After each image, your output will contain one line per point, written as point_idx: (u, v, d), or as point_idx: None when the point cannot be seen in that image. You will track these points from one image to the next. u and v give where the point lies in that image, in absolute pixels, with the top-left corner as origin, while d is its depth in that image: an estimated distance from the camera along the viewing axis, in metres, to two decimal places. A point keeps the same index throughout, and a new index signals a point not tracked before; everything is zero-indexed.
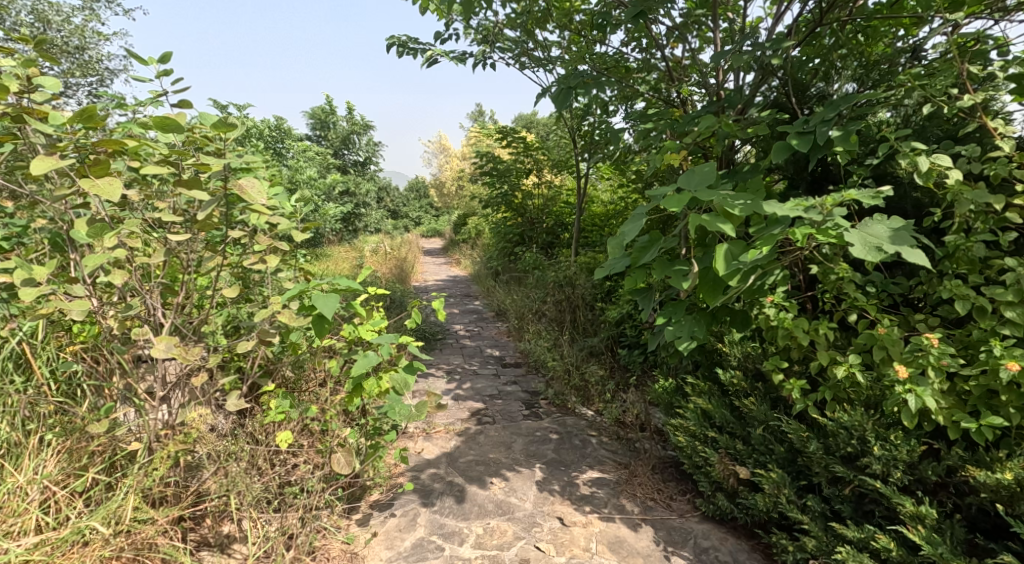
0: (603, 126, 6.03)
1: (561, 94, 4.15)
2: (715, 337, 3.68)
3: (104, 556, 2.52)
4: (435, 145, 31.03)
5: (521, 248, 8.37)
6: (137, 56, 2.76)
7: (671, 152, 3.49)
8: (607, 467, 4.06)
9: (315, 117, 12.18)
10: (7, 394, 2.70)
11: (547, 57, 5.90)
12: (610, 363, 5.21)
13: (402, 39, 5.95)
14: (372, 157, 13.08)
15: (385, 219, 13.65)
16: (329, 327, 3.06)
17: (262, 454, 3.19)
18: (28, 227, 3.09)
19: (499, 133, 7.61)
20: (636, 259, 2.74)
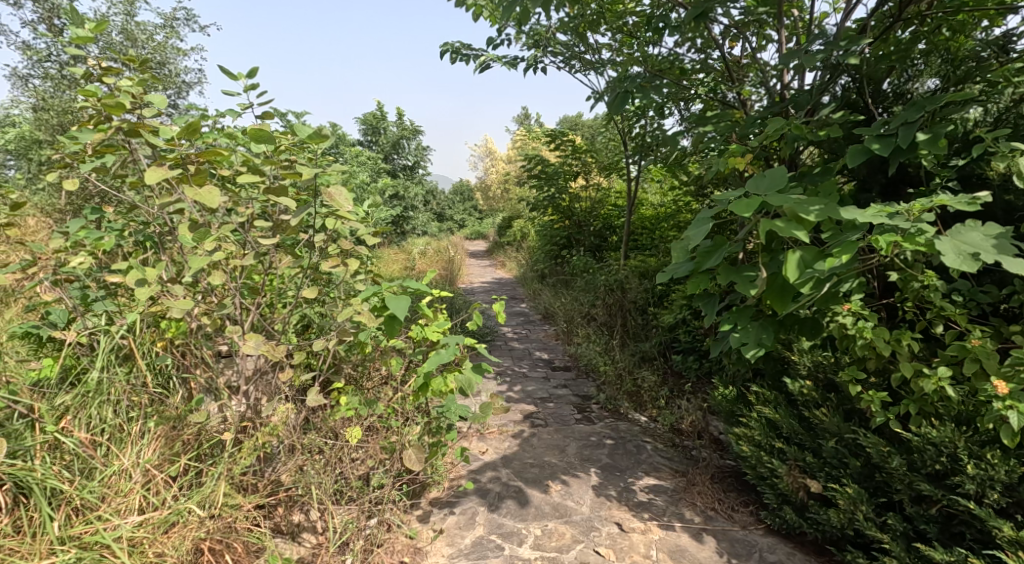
0: (657, 128, 5.93)
1: (619, 97, 4.08)
2: (782, 345, 3.57)
3: (200, 537, 2.66)
4: (484, 147, 31.24)
5: (568, 251, 8.33)
6: (229, 71, 2.93)
7: (736, 155, 3.41)
8: (664, 474, 4.02)
9: (367, 122, 12.33)
10: (111, 382, 2.84)
11: (600, 60, 5.90)
12: (663, 368, 5.14)
13: (455, 46, 6.08)
14: (420, 160, 13.19)
15: (431, 222, 13.83)
16: (400, 329, 3.15)
17: (332, 448, 3.31)
18: (123, 231, 3.34)
19: (548, 136, 7.60)
20: (700, 264, 2.68)
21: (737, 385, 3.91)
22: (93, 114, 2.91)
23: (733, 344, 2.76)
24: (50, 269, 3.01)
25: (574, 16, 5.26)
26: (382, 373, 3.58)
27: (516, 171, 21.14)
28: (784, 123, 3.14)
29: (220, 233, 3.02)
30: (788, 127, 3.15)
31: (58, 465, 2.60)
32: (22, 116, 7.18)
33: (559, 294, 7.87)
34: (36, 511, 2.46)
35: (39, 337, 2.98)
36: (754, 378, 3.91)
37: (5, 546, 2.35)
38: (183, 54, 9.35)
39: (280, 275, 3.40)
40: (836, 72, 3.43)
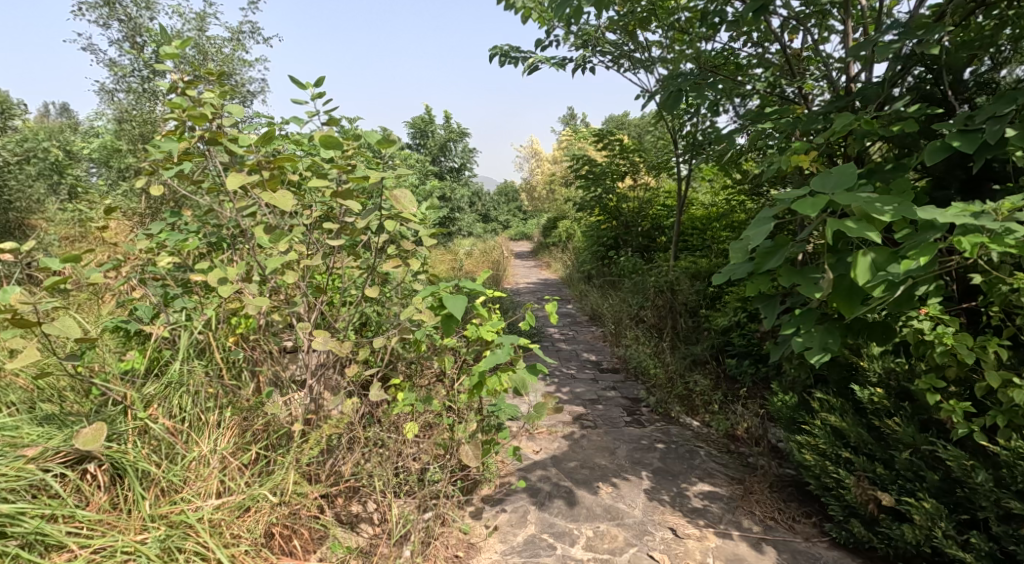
0: (709, 127, 5.82)
1: (673, 97, 4.02)
2: (851, 350, 3.47)
3: (271, 522, 2.80)
4: (529, 148, 31.32)
5: (614, 252, 8.27)
6: (298, 80, 3.07)
7: (800, 152, 3.32)
8: (719, 481, 3.97)
9: (415, 126, 12.51)
10: (193, 374, 3.02)
11: (649, 58, 5.86)
12: (716, 372, 5.05)
13: (504, 49, 6.14)
14: (467, 162, 13.29)
15: (476, 223, 13.95)
16: (457, 326, 3.14)
17: (390, 444, 3.40)
18: (198, 232, 3.54)
19: (595, 135, 7.57)
20: (760, 264, 2.64)
21: (798, 390, 3.82)
22: (175, 125, 3.08)
23: (795, 349, 2.70)
24: (135, 269, 3.24)
25: (624, 15, 5.23)
26: (435, 371, 3.66)
27: (563, 171, 21.07)
28: (853, 119, 3.04)
29: (293, 234, 3.17)
30: (856, 123, 3.04)
31: (148, 449, 2.78)
32: (103, 127, 7.62)
33: (606, 294, 7.82)
34: (130, 490, 2.60)
35: (127, 331, 3.20)
36: (816, 384, 3.82)
37: (105, 520, 2.49)
38: (248, 65, 9.73)
39: (343, 275, 3.52)
40: (911, 63, 3.31)
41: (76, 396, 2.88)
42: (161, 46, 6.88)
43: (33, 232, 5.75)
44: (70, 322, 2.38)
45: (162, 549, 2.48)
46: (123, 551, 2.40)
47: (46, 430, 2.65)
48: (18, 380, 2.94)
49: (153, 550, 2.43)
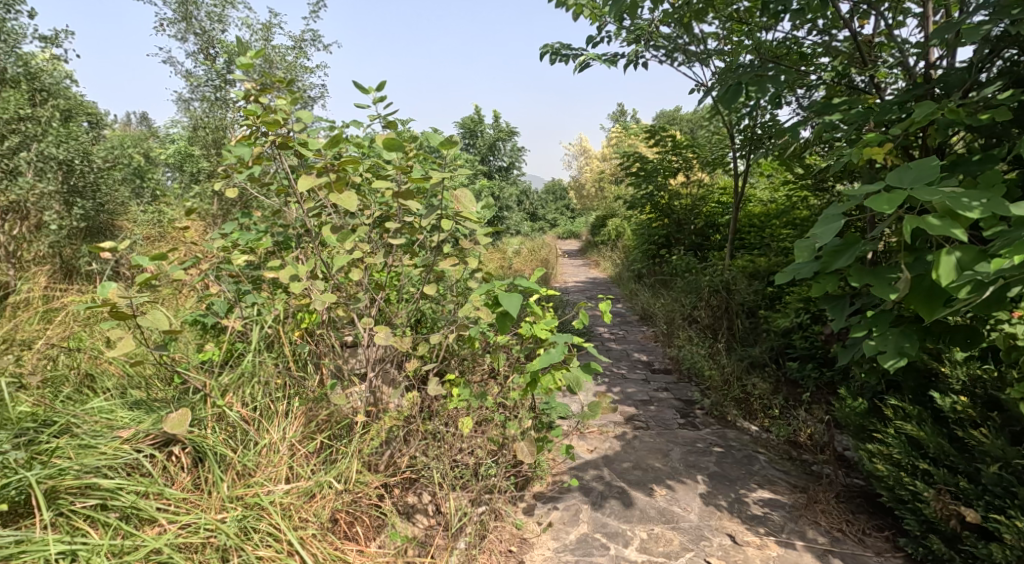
0: (770, 120, 5.67)
1: (731, 90, 3.91)
2: (931, 355, 3.35)
3: (336, 507, 2.93)
4: (579, 147, 31.22)
5: (666, 251, 8.19)
6: (361, 85, 3.20)
7: (872, 145, 3.23)
8: (781, 488, 3.91)
9: (465, 126, 12.65)
10: (264, 365, 3.23)
11: (705, 51, 5.79)
12: (776, 375, 4.95)
13: (555, 47, 6.18)
14: (516, 161, 13.35)
15: (524, 222, 14.01)
16: (512, 324, 3.19)
17: (449, 439, 3.48)
18: (266, 232, 3.73)
19: (647, 131, 7.49)
20: (827, 263, 2.60)
21: (868, 396, 3.72)
22: (248, 130, 3.29)
23: (868, 352, 2.64)
24: (212, 265, 3.43)
25: (679, 8, 5.17)
26: (487, 368, 3.75)
27: (611, 168, 20.86)
28: (935, 107, 2.94)
29: (358, 233, 3.28)
30: (939, 112, 2.94)
31: (225, 434, 2.96)
32: (179, 134, 8.05)
33: (658, 294, 7.74)
34: (210, 473, 2.77)
35: (205, 324, 3.49)
36: (889, 391, 3.70)
37: (189, 499, 2.64)
38: (309, 71, 10.08)
39: (402, 273, 3.63)
40: (1000, 47, 3.15)
41: (162, 383, 3.12)
42: (232, 55, 7.21)
43: (120, 232, 6.14)
44: (159, 315, 2.59)
45: (239, 528, 2.61)
46: (205, 527, 2.53)
47: (137, 415, 2.87)
48: (112, 368, 3.18)
49: (231, 528, 2.56)
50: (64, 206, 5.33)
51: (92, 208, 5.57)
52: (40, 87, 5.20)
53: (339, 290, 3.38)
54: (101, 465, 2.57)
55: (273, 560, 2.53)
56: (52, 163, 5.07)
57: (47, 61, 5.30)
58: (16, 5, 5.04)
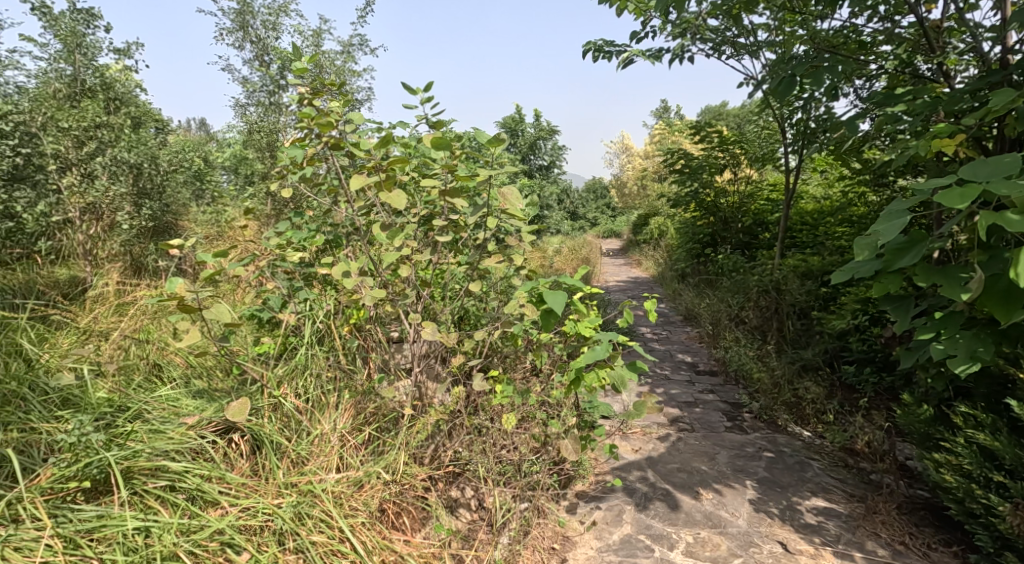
0: (824, 113, 5.50)
1: (784, 83, 3.82)
2: (1005, 360, 3.19)
3: (385, 497, 3.02)
4: (621, 144, 30.96)
5: (711, 250, 8.06)
6: (409, 86, 3.27)
7: (942, 137, 3.11)
8: (836, 497, 3.81)
9: (506, 125, 12.70)
10: (316, 358, 3.39)
11: (755, 42, 5.68)
12: (830, 379, 4.82)
13: (598, 44, 6.16)
14: (556, 159, 13.35)
15: (564, 221, 14.00)
16: (555, 321, 3.21)
17: (494, 436, 3.53)
18: (317, 231, 3.85)
19: (692, 127, 7.38)
20: (890, 262, 2.51)
21: (933, 403, 3.57)
22: (302, 132, 3.41)
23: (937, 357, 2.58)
24: (269, 262, 3.55)
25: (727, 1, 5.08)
26: (529, 367, 3.78)
27: (654, 165, 20.61)
28: (1014, 96, 2.76)
29: (407, 232, 3.35)
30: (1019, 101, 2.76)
31: (281, 423, 3.09)
32: (234, 138, 8.35)
33: (702, 294, 7.64)
34: (267, 460, 2.91)
35: (261, 319, 3.62)
36: (958, 398, 3.54)
37: (248, 484, 2.75)
38: (356, 75, 10.30)
39: (448, 271, 3.69)
40: None
41: (221, 374, 3.32)
42: (285, 60, 7.44)
43: (179, 232, 6.42)
44: (222, 308, 2.73)
45: (295, 514, 2.69)
46: (263, 511, 2.64)
47: (201, 403, 3.04)
48: (177, 359, 3.36)
49: (288, 513, 2.65)
50: (134, 206, 5.55)
51: (157, 209, 5.82)
52: (115, 97, 5.51)
53: (388, 287, 3.46)
54: (169, 448, 2.71)
55: (326, 545, 2.61)
56: (123, 166, 5.32)
57: (120, 72, 5.58)
58: (95, 21, 5.38)
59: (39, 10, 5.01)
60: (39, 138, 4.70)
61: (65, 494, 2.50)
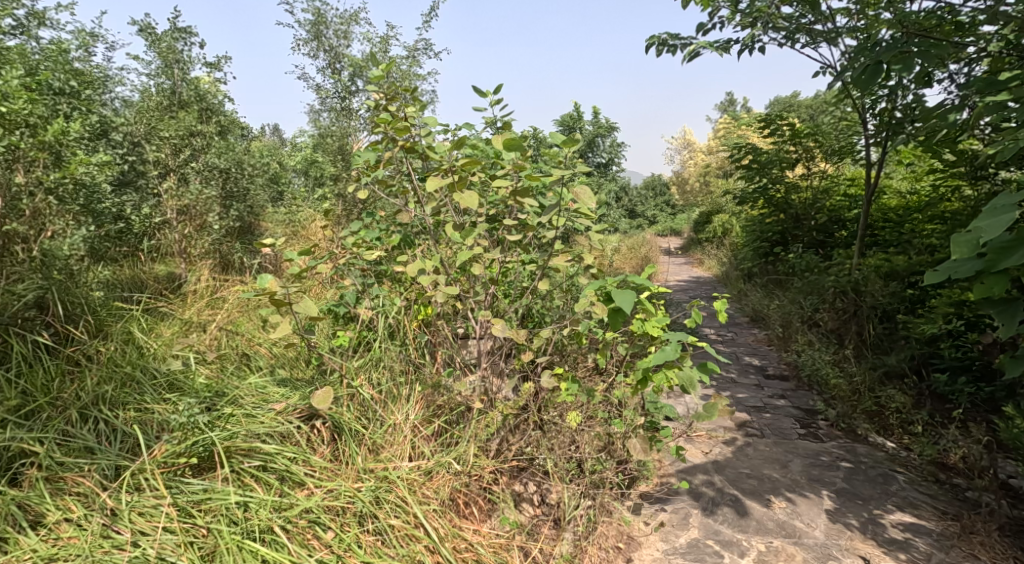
0: (913, 100, 5.24)
1: (869, 71, 3.64)
2: None
3: (454, 488, 3.12)
4: (683, 140, 30.38)
5: (780, 249, 7.80)
6: (479, 89, 3.36)
7: None
8: (925, 513, 3.65)
9: (565, 123, 12.66)
10: (388, 351, 3.55)
11: (833, 29, 5.50)
12: (917, 388, 4.60)
13: (662, 38, 6.11)
14: (616, 157, 13.25)
15: (622, 219, 13.85)
16: (623, 322, 3.21)
17: (559, 433, 3.55)
18: (388, 231, 3.98)
19: (764, 121, 7.17)
20: (993, 263, 2.34)
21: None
22: (378, 135, 3.54)
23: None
24: (344, 260, 3.71)
25: None
26: (592, 365, 3.78)
27: (718, 161, 20.09)
28: None
29: (479, 231, 3.42)
30: None
31: (359, 412, 3.24)
32: (305, 142, 8.71)
33: (772, 295, 7.40)
34: (346, 447, 3.06)
35: (337, 313, 3.79)
36: None
37: (331, 468, 2.92)
38: (420, 78, 10.54)
39: (516, 270, 3.74)
40: None
41: (302, 366, 3.51)
42: (356, 67, 7.73)
43: (256, 232, 6.75)
44: (309, 301, 2.93)
45: (373, 498, 2.84)
46: (345, 494, 2.79)
47: (286, 391, 3.24)
48: (263, 350, 3.58)
49: (367, 497, 2.80)
50: (222, 209, 5.91)
51: (239, 211, 6.15)
52: (207, 107, 5.87)
53: (459, 285, 3.54)
54: (261, 431, 2.92)
55: (403, 530, 2.74)
56: (214, 171, 5.69)
57: (210, 83, 5.95)
58: (192, 37, 5.78)
59: (144, 31, 5.41)
60: (143, 146, 5.18)
61: (176, 468, 2.73)
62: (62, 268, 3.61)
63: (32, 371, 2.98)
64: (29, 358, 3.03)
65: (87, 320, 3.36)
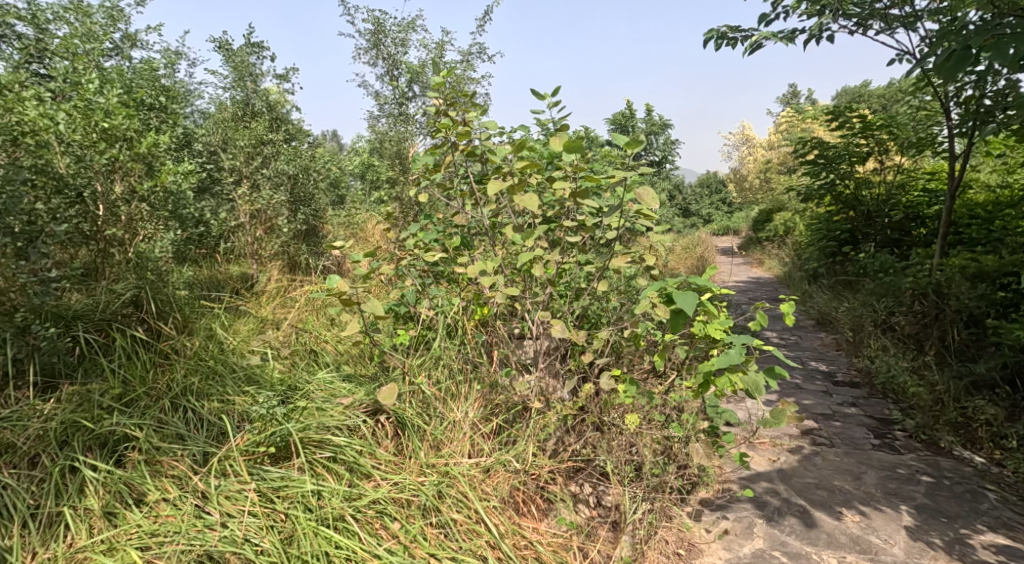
0: (1004, 87, 4.96)
1: (956, 57, 3.43)
2: None
3: (513, 486, 3.16)
4: (740, 137, 29.67)
5: (850, 248, 7.52)
6: (538, 92, 3.40)
7: None
8: (1020, 535, 3.47)
9: (616, 122, 12.54)
10: (447, 348, 3.67)
11: (910, 13, 5.27)
12: (1010, 399, 4.42)
13: (721, 30, 6.01)
14: (669, 155, 13.05)
15: (676, 217, 13.60)
16: (685, 323, 3.12)
17: (618, 436, 3.51)
18: (445, 232, 4.04)
19: (832, 114, 6.91)
20: None
21: None
22: (438, 141, 3.64)
23: None
24: (405, 262, 3.79)
25: None
26: (647, 367, 3.75)
27: (778, 157, 19.47)
28: None
29: (540, 233, 3.43)
30: None
31: (420, 408, 3.34)
32: (364, 145, 8.94)
33: (840, 297, 7.12)
34: (409, 443, 3.17)
35: (397, 313, 3.86)
36: None
37: (396, 462, 3.03)
38: (473, 80, 10.66)
39: (575, 271, 3.74)
40: None
41: (360, 362, 3.63)
42: (414, 73, 7.90)
43: (319, 233, 6.97)
44: (376, 301, 3.09)
45: (436, 492, 2.92)
46: (410, 487, 2.88)
47: (353, 386, 3.37)
48: (328, 347, 3.73)
49: (430, 490, 2.88)
50: (289, 212, 6.13)
51: (305, 216, 6.36)
52: (276, 116, 6.12)
53: (520, 288, 3.55)
54: (331, 424, 3.05)
55: (465, 524, 2.81)
56: (282, 176, 5.91)
57: (278, 94, 6.22)
58: (264, 52, 6.07)
59: (222, 48, 5.70)
60: (219, 155, 5.58)
61: (255, 456, 2.88)
62: (154, 269, 3.97)
63: (131, 364, 3.23)
64: (128, 351, 3.29)
65: (175, 316, 3.63)
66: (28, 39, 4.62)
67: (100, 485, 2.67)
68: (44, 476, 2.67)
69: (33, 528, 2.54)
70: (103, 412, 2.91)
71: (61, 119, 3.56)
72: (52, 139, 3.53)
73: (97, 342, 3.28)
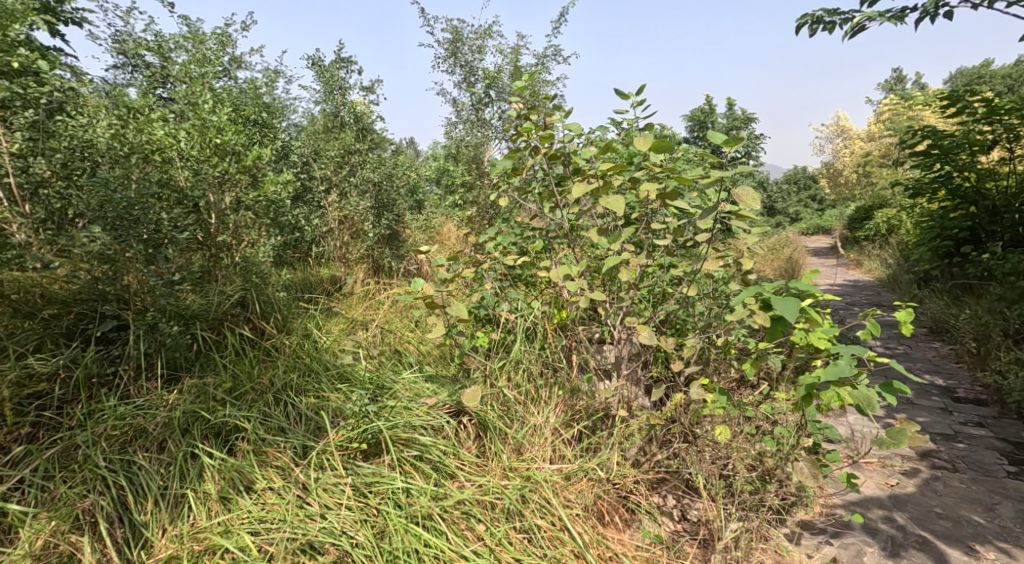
0: None
1: None
2: None
3: (597, 494, 3.11)
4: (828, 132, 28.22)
5: (970, 248, 6.97)
6: (621, 92, 3.35)
7: None
8: None
9: (696, 119, 12.16)
10: (528, 352, 3.64)
11: None
12: None
13: (817, 15, 5.73)
14: (752, 151, 12.57)
15: None
16: (785, 329, 3.05)
17: (707, 447, 3.38)
18: (523, 236, 4.03)
19: (947, 97, 6.41)
20: None
21: None
22: (514, 146, 3.63)
23: None
24: (487, 265, 3.79)
25: None
26: (733, 376, 3.61)
27: (875, 152, 18.29)
28: None
29: (628, 236, 3.36)
30: None
31: (502, 410, 3.35)
32: (444, 147, 9.07)
33: (954, 304, 6.61)
34: (490, 444, 3.20)
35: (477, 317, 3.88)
36: None
37: (479, 463, 3.06)
38: (550, 81, 10.63)
39: (659, 277, 3.65)
40: None
41: (439, 364, 3.71)
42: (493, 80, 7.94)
43: (403, 236, 7.13)
44: (461, 305, 3.12)
45: (520, 496, 2.91)
46: (493, 490, 2.89)
47: (436, 386, 3.44)
48: (411, 347, 3.81)
49: (514, 495, 2.88)
50: (374, 217, 6.29)
51: (391, 220, 6.51)
52: (364, 127, 6.28)
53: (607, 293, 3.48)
54: (418, 423, 3.12)
55: (550, 531, 2.80)
56: (370, 184, 6.10)
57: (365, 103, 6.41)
58: (352, 66, 6.29)
59: (313, 63, 5.95)
60: (311, 165, 5.80)
61: (349, 452, 2.99)
62: (258, 271, 4.20)
63: (239, 360, 3.42)
64: (237, 349, 3.50)
65: (275, 316, 3.83)
66: (155, 67, 5.00)
67: (216, 471, 2.83)
68: (171, 460, 2.85)
69: (163, 506, 2.72)
70: (218, 404, 3.10)
71: (182, 137, 3.83)
72: (174, 156, 3.80)
73: (210, 338, 3.50)
